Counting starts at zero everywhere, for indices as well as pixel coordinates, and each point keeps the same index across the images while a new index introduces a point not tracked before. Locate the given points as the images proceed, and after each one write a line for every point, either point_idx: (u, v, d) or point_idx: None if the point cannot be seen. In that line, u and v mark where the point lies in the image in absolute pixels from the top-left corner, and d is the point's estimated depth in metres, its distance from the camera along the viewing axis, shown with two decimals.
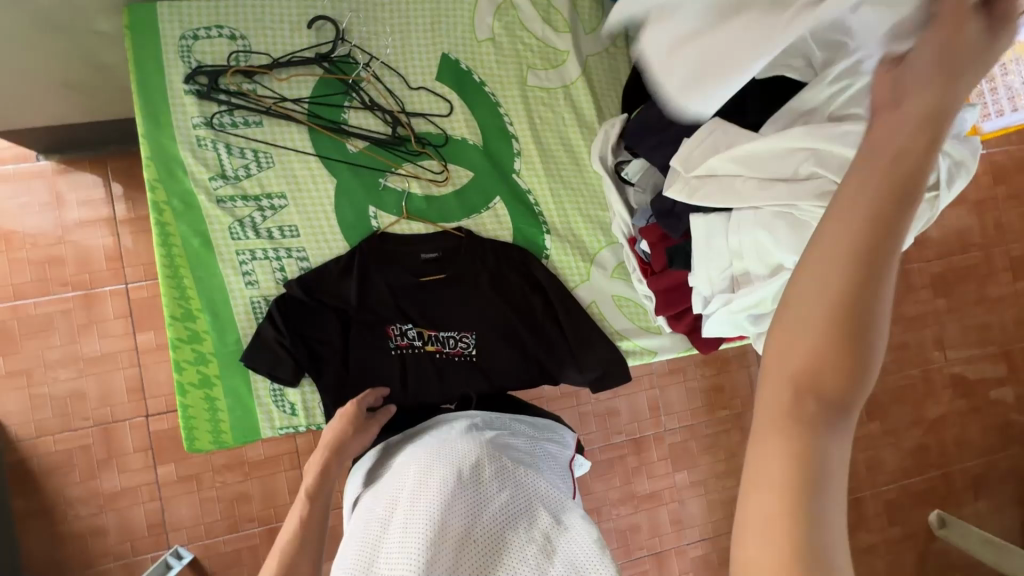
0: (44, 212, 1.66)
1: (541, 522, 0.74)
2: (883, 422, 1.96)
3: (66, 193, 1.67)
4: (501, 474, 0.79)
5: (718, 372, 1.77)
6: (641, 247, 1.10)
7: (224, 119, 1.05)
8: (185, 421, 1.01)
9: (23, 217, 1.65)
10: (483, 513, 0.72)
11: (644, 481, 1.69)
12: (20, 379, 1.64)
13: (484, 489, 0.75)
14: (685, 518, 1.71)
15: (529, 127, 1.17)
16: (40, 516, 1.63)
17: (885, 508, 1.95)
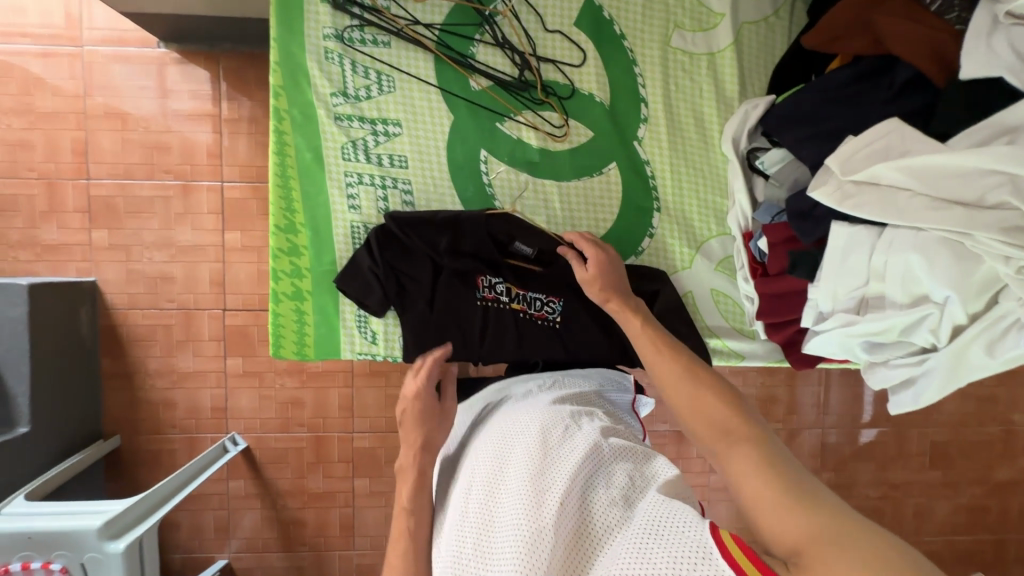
0: (158, 98, 1.72)
1: (612, 471, 0.67)
2: (948, 473, 1.83)
3: (179, 83, 1.72)
4: (563, 428, 0.73)
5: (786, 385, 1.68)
6: (758, 245, 1.02)
7: (354, 34, 1.02)
8: (275, 328, 1.04)
9: (139, 100, 1.72)
10: (555, 470, 0.66)
11: (682, 475, 1.66)
12: (120, 253, 1.76)
13: (550, 452, 0.69)
14: (714, 519, 1.69)
15: (662, 93, 1.08)
16: (122, 379, 1.79)
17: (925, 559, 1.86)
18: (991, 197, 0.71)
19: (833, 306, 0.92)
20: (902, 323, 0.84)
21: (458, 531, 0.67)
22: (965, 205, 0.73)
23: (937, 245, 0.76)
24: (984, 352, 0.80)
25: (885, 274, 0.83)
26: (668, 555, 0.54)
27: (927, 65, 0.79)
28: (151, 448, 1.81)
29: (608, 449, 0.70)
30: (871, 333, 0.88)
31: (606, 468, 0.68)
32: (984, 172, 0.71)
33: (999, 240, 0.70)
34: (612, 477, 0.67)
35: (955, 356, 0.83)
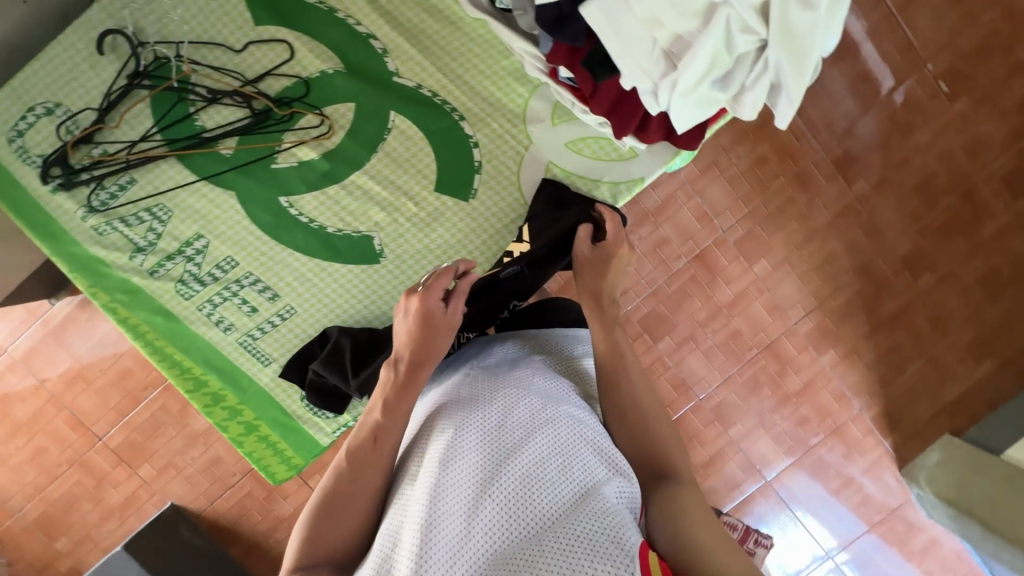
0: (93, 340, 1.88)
1: (571, 469, 0.63)
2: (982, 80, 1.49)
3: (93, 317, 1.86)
4: (529, 407, 0.67)
5: (754, 144, 1.54)
6: (563, 75, 0.91)
7: (102, 196, 0.99)
8: (258, 463, 1.09)
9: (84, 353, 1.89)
10: (507, 461, 0.62)
11: (724, 289, 1.57)
12: (172, 470, 1.94)
13: (505, 434, 0.64)
14: (782, 302, 1.58)
15: (378, 13, 0.98)
16: (254, 552, 1.99)
17: (1006, 182, 1.53)
18: None
19: (653, 81, 0.80)
20: (718, 43, 0.73)
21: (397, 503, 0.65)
22: None
23: None
24: (803, 8, 0.67)
25: (657, 16, 0.71)
26: (594, 564, 0.51)
27: None
28: None
29: (567, 441, 0.65)
30: (704, 74, 0.77)
31: (564, 464, 0.63)
32: None
33: None
34: (569, 475, 0.62)
35: (782, 31, 0.70)
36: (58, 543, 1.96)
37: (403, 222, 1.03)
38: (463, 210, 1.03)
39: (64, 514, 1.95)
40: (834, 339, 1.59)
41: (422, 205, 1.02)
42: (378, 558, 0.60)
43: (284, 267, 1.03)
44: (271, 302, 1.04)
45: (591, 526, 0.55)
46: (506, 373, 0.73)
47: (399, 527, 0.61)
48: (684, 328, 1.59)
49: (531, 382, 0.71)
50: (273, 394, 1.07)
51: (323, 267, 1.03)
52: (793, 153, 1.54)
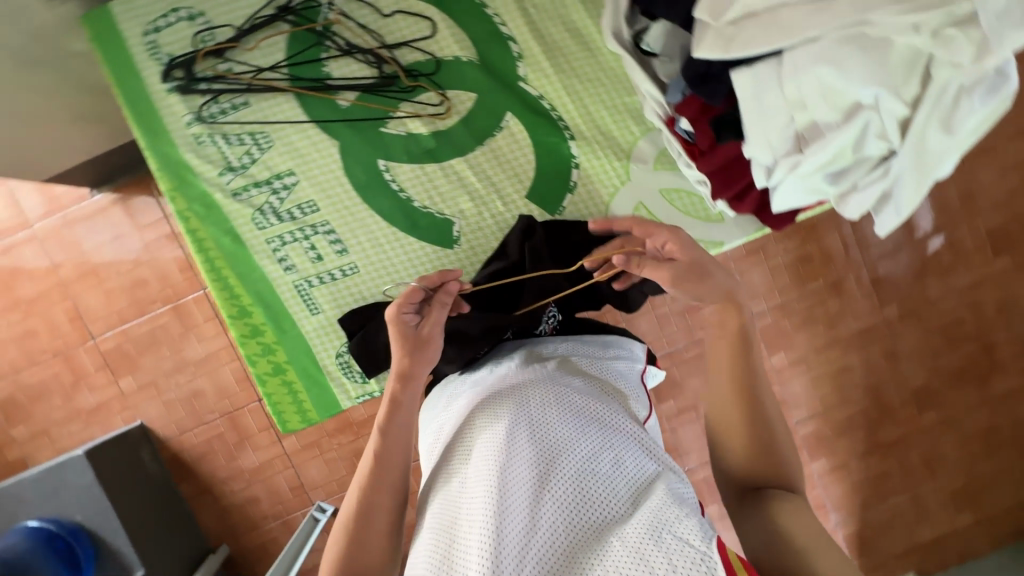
0: (118, 241, 1.95)
1: (624, 465, 0.62)
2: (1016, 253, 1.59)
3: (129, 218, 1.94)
4: (574, 402, 0.67)
5: (803, 242, 1.57)
6: (682, 127, 0.95)
7: (212, 109, 1.01)
8: (272, 407, 1.07)
9: (105, 250, 1.94)
10: (556, 454, 0.62)
11: None
12: (151, 390, 2.00)
13: (552, 431, 0.63)
14: (789, 399, 1.60)
15: (525, 20, 1.01)
16: (206, 494, 2.04)
17: None
18: None
19: (775, 156, 0.84)
20: (850, 141, 0.76)
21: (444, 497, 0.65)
22: None
23: (841, 47, 0.68)
24: (942, 132, 0.72)
25: (804, 101, 0.75)
26: (670, 559, 0.50)
27: None
28: (256, 543, 2.07)
29: (614, 437, 0.64)
30: (824, 165, 0.81)
31: (618, 459, 0.63)
32: None
33: (899, 12, 0.63)
34: (622, 469, 0.62)
35: (917, 149, 0.74)
36: (14, 430, 2.00)
37: (486, 218, 1.05)
38: None
39: (29, 403, 1.99)
40: (828, 449, 1.62)
41: (510, 208, 1.05)
42: (434, 554, 0.59)
43: (362, 225, 1.04)
44: (338, 255, 1.04)
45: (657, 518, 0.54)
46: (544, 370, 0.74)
47: (452, 521, 0.61)
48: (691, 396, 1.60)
49: (571, 380, 0.71)
50: (312, 342, 1.06)
51: (399, 237, 1.05)
52: (840, 261, 1.57)
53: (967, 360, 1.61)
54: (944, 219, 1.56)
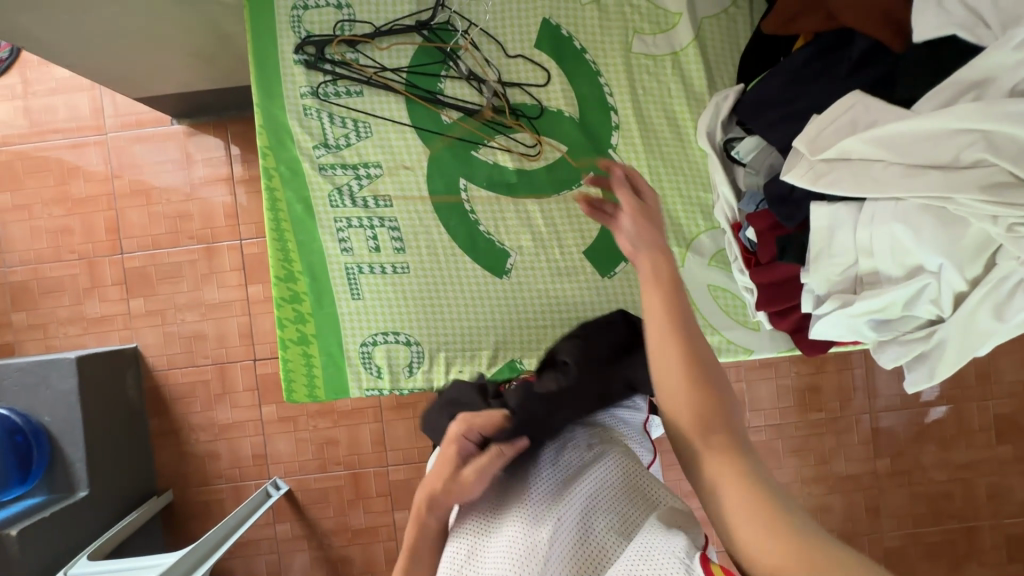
0: (177, 171, 2.02)
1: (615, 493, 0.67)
2: (1019, 447, 1.61)
3: (194, 154, 2.01)
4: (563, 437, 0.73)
5: (817, 373, 1.60)
6: (746, 235, 1.00)
7: (328, 89, 1.09)
8: (286, 374, 1.09)
9: (163, 175, 2.02)
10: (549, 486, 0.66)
11: None
12: (157, 317, 2.04)
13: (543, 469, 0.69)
14: None
15: (631, 98, 1.09)
16: (171, 435, 2.04)
17: (1012, 546, 1.61)
18: (965, 156, 0.68)
19: (829, 288, 0.89)
20: (904, 297, 0.80)
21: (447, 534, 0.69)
22: (940, 168, 0.70)
23: (920, 213, 0.73)
24: (993, 317, 0.75)
25: (873, 249, 0.80)
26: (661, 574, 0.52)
27: (879, 29, 0.77)
28: (200, 499, 2.05)
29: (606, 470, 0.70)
30: (873, 311, 0.85)
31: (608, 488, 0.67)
32: (954, 131, 0.68)
33: (982, 201, 0.67)
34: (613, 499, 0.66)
35: (964, 323, 0.78)
36: (15, 315, 2.04)
37: (540, 261, 1.09)
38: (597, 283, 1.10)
39: (39, 295, 2.04)
40: None
41: (565, 259, 1.10)
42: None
43: (425, 231, 1.09)
44: (395, 252, 1.09)
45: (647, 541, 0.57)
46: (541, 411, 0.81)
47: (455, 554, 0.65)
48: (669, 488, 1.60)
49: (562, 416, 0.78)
50: (343, 324, 1.09)
51: (455, 253, 1.09)
52: (847, 402, 1.60)
53: (947, 537, 1.61)
54: (959, 393, 1.59)
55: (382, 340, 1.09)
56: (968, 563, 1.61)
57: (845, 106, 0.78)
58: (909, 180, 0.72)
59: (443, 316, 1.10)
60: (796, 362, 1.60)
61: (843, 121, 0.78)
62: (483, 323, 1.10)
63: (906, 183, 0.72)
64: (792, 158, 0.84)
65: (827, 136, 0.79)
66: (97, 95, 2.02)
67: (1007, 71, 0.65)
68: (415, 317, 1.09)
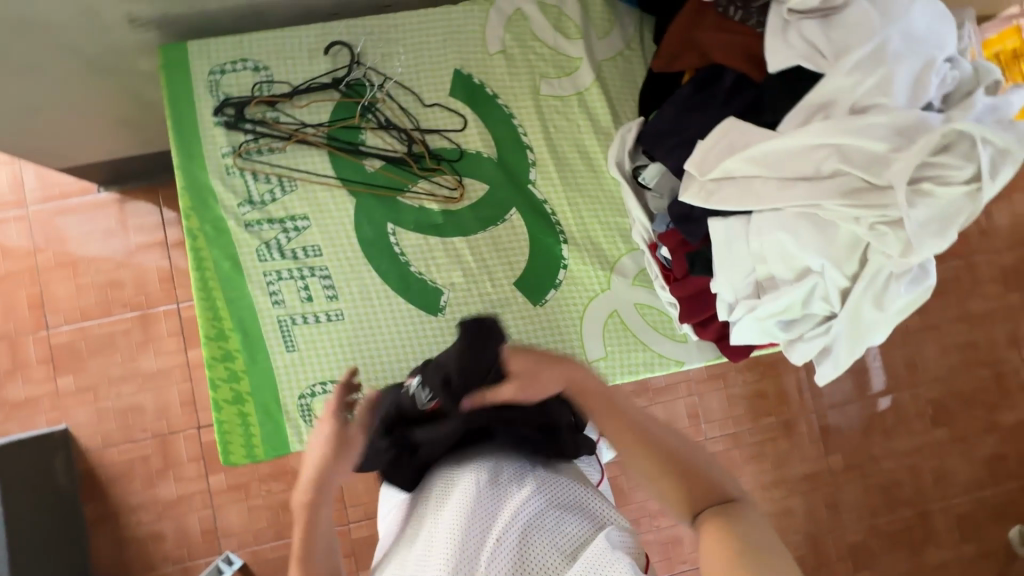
0: (104, 239, 1.96)
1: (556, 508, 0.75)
2: (949, 427, 1.71)
3: (123, 221, 1.97)
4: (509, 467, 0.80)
5: (758, 379, 1.68)
6: (662, 253, 1.07)
7: (250, 147, 1.11)
8: (220, 436, 1.04)
9: (90, 245, 1.96)
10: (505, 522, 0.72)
11: None
12: (89, 394, 1.93)
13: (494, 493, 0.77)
14: None
15: (544, 136, 1.16)
16: (109, 520, 1.90)
17: (961, 524, 1.69)
18: (826, 167, 0.78)
19: (735, 295, 0.95)
20: (799, 297, 0.88)
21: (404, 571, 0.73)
22: (807, 179, 0.80)
23: (798, 220, 0.82)
24: (877, 308, 0.84)
25: (765, 256, 0.88)
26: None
27: (744, 65, 0.89)
28: None
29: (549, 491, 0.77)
30: (777, 312, 0.92)
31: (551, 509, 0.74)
32: (814, 146, 0.79)
33: (845, 205, 0.77)
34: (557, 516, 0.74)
35: (853, 318, 0.86)
36: None
37: (474, 296, 1.12)
38: (530, 313, 1.13)
39: None
40: None
41: (497, 292, 1.13)
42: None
43: (357, 277, 1.11)
44: (328, 300, 1.09)
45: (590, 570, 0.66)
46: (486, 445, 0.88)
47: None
48: (634, 510, 1.61)
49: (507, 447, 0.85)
50: (279, 378, 1.07)
51: (388, 295, 1.11)
52: (789, 403, 1.68)
53: (901, 523, 1.68)
54: (888, 383, 1.70)
55: (320, 390, 1.08)
56: (923, 547, 1.67)
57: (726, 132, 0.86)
58: (785, 192, 0.81)
59: (382, 358, 1.09)
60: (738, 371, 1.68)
61: (726, 146, 0.86)
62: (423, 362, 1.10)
63: (783, 194, 0.81)
64: (687, 181, 0.92)
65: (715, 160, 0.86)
66: (15, 168, 1.96)
67: (845, 92, 0.77)
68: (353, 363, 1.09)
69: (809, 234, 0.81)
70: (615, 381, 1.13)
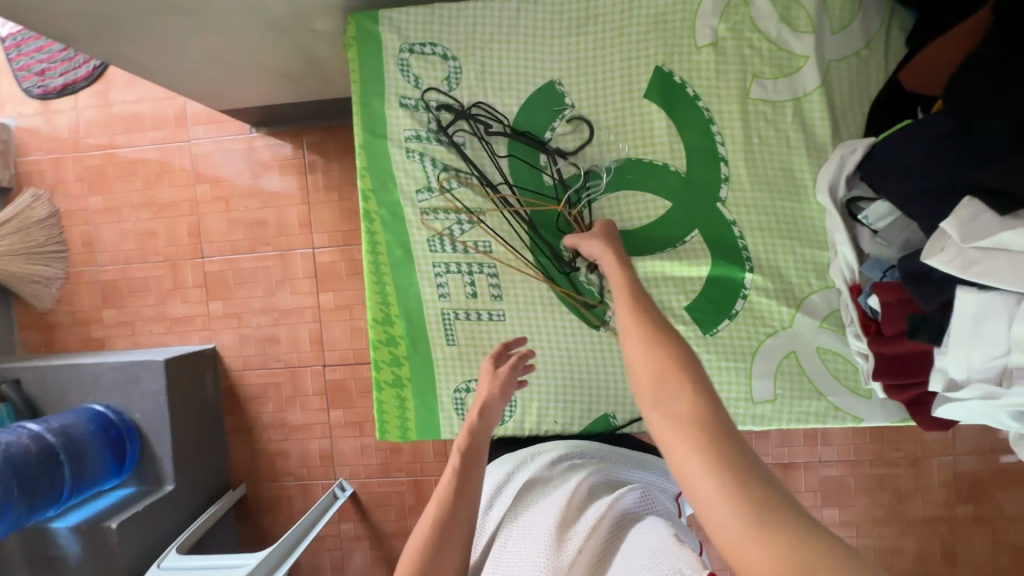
0: (252, 179, 2.07)
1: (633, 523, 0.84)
2: None
3: (270, 162, 2.06)
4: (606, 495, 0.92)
5: None
6: (869, 303, 0.94)
7: (432, 133, 1.07)
8: (379, 414, 1.11)
9: (240, 183, 2.08)
10: (584, 519, 0.84)
11: None
12: (234, 320, 2.12)
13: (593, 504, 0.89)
14: None
15: (744, 148, 1.03)
16: (245, 432, 2.14)
17: None
18: None
19: (969, 375, 0.81)
20: None
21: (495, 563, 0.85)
22: None
23: None
24: None
25: None
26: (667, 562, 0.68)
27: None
28: (272, 494, 2.14)
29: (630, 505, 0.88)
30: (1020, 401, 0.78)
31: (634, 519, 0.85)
32: None
33: None
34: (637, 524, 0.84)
35: None
36: (105, 312, 2.17)
37: None
38: (699, 342, 1.06)
39: (127, 293, 2.15)
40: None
41: (666, 313, 1.07)
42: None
43: (523, 280, 1.07)
44: (492, 299, 1.08)
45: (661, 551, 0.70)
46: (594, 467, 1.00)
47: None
48: None
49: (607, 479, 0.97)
50: (437, 369, 1.10)
51: (553, 303, 1.07)
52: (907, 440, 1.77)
53: None
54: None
55: (475, 388, 1.09)
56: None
57: (980, 203, 0.73)
58: None
59: (540, 366, 1.09)
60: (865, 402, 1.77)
61: (988, 223, 0.72)
62: (580, 374, 1.09)
63: None
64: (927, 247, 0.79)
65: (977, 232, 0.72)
66: (181, 105, 2.08)
67: None
68: None
69: None
70: (778, 426, 1.05)
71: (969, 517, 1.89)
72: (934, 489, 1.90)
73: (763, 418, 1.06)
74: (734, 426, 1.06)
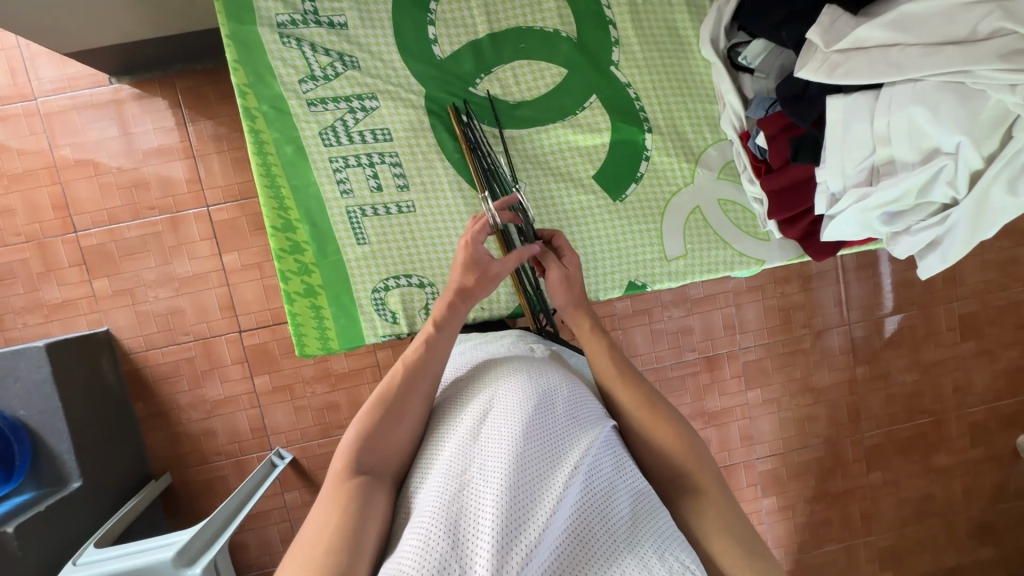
0: (112, 130, 1.59)
1: (615, 475, 0.70)
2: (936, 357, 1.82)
3: (131, 102, 1.58)
4: (585, 424, 0.75)
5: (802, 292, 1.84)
6: (757, 144, 0.99)
7: (307, 14, 0.98)
8: (295, 328, 1.03)
9: (95, 129, 1.59)
10: (564, 463, 0.68)
11: (715, 398, 1.85)
12: (126, 297, 1.64)
13: (572, 438, 0.72)
14: (755, 434, 1.88)
15: (629, 9, 1.04)
16: (159, 417, 1.69)
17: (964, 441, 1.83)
18: (982, 28, 0.68)
19: (845, 184, 0.89)
20: (917, 186, 0.81)
21: (447, 456, 0.70)
22: (957, 43, 0.70)
23: (939, 93, 0.73)
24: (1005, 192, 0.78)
25: (890, 136, 0.80)
26: None
27: None
28: (202, 479, 1.72)
29: (614, 453, 0.74)
30: (887, 203, 0.86)
31: (618, 468, 0.72)
32: (967, 4, 0.69)
33: (1002, 70, 0.67)
34: (623, 478, 0.71)
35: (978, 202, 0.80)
36: None
37: (553, 186, 1.07)
38: (611, 207, 1.08)
39: None
40: (780, 486, 1.91)
41: (575, 183, 1.08)
42: (439, 510, 0.62)
43: (428, 167, 1.04)
44: (398, 189, 1.04)
45: (660, 545, 0.63)
46: (571, 386, 0.81)
47: (461, 476, 0.66)
48: None
49: (585, 403, 0.79)
50: (351, 270, 1.04)
51: (460, 185, 1.05)
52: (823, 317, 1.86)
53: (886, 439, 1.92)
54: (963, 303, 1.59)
55: (394, 283, 1.06)
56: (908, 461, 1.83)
57: (835, 12, 0.78)
58: (933, 57, 0.71)
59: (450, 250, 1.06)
60: (778, 283, 1.83)
61: (845, 25, 0.77)
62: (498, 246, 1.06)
63: (928, 63, 0.71)
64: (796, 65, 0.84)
65: (835, 36, 0.77)
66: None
67: None
68: (428, 256, 1.06)
69: (953, 116, 0.73)
70: (692, 280, 1.10)
71: (868, 376, 1.91)
72: (837, 355, 1.89)
73: (677, 274, 1.11)
74: (653, 286, 1.10)
